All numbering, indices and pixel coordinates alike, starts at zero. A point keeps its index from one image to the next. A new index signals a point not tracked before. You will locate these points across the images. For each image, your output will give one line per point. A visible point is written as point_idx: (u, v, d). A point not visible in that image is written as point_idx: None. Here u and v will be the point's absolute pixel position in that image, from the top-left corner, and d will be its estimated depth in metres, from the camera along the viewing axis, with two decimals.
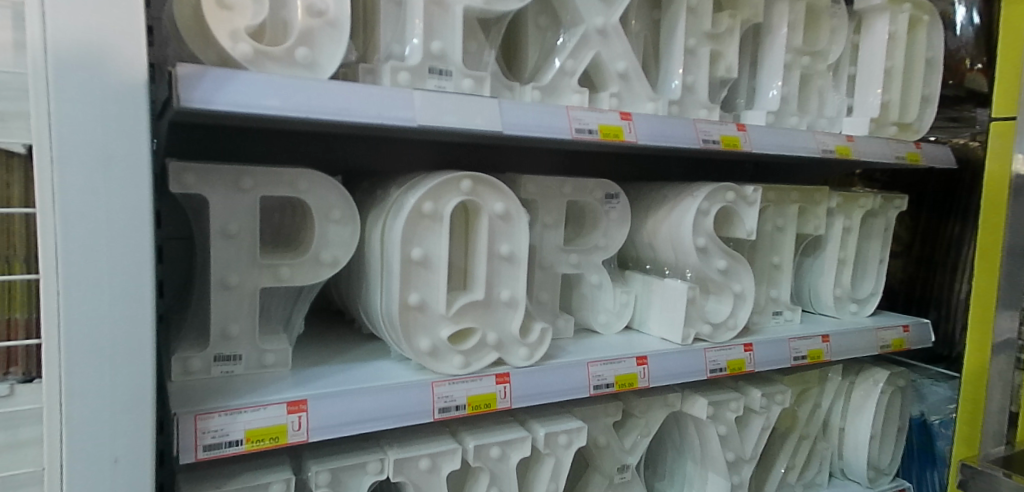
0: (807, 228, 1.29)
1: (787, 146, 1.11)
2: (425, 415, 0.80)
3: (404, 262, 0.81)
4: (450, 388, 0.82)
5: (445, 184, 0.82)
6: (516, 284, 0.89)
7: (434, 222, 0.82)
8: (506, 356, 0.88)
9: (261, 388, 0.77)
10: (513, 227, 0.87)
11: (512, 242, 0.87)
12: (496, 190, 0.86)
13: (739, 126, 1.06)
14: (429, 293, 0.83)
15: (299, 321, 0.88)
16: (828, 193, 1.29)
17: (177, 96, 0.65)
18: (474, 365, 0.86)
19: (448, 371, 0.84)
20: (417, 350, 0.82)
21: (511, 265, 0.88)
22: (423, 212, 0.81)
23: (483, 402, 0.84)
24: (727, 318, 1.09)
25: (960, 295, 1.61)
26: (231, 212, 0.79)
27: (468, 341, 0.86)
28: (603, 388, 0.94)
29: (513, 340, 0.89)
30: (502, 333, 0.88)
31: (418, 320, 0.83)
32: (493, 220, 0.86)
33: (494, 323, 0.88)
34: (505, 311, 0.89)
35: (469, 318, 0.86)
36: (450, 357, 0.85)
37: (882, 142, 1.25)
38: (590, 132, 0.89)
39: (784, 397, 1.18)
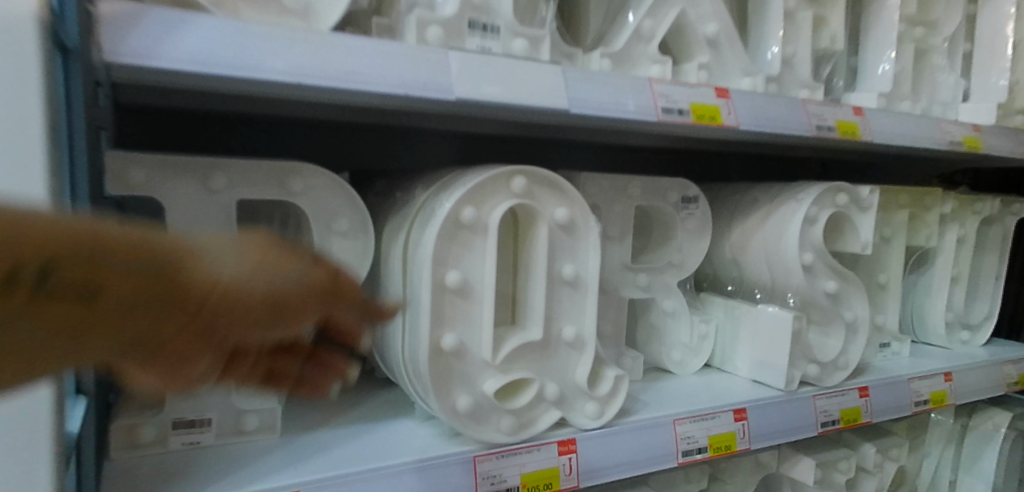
0: (916, 240, 1.05)
1: (909, 136, 0.88)
2: None
3: (435, 291, 0.58)
4: (498, 464, 0.60)
5: (491, 183, 0.60)
6: (583, 318, 0.66)
7: (476, 236, 0.60)
8: (569, 416, 0.65)
9: (235, 471, 0.54)
10: (579, 242, 0.65)
11: (577, 263, 0.65)
12: (558, 192, 0.63)
13: (856, 110, 0.83)
14: (470, 332, 0.61)
15: (292, 369, 0.64)
16: (941, 196, 1.05)
17: (101, 47, 0.43)
18: (530, 428, 0.63)
19: (498, 438, 0.61)
20: (454, 412, 0.59)
21: (576, 291, 0.66)
22: (462, 222, 0.58)
23: (543, 483, 0.61)
24: (837, 356, 0.86)
25: None
26: (196, 221, 0.56)
27: (522, 397, 0.63)
28: (694, 454, 0.71)
29: (579, 392, 0.66)
30: (563, 383, 0.66)
31: (453, 369, 0.60)
32: (553, 231, 0.63)
33: (552, 370, 0.65)
34: (568, 353, 0.66)
35: (521, 365, 0.63)
36: (500, 418, 0.62)
37: (1010, 133, 1.02)
38: (681, 114, 0.67)
39: (900, 451, 0.94)
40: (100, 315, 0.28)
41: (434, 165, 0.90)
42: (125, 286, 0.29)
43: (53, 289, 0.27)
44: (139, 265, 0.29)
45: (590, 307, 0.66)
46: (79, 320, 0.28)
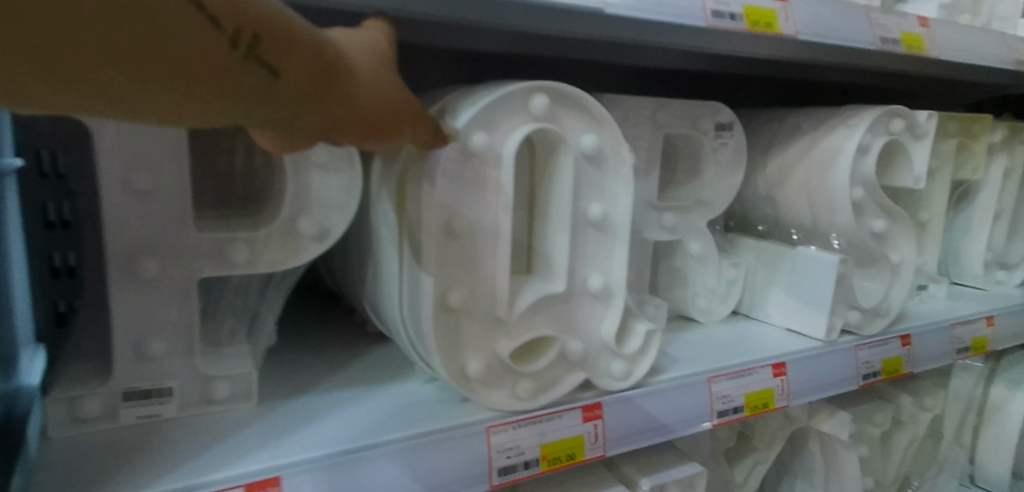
0: (963, 173, 0.95)
1: (976, 53, 0.76)
2: (480, 482, 0.49)
3: (439, 235, 0.48)
4: (515, 436, 0.51)
5: (504, 103, 0.49)
6: (612, 265, 0.56)
7: (488, 168, 0.49)
8: (598, 378, 0.56)
9: (201, 449, 0.44)
10: (608, 176, 0.55)
11: (605, 201, 0.55)
12: (584, 117, 0.53)
13: (922, 21, 0.71)
14: (482, 283, 0.51)
15: (270, 325, 0.54)
16: (992, 124, 0.95)
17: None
18: (554, 394, 0.54)
19: (516, 406, 0.52)
20: (463, 375, 0.51)
21: (605, 235, 0.56)
22: (470, 151, 0.48)
23: (565, 453, 0.53)
24: (881, 303, 0.77)
25: None
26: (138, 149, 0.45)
27: (542, 357, 0.54)
28: (730, 415, 0.63)
29: (607, 351, 0.57)
30: (591, 343, 0.56)
31: (462, 327, 0.51)
32: (579, 163, 0.53)
33: (577, 326, 0.56)
34: (598, 307, 0.57)
35: (540, 320, 0.54)
36: (516, 381, 0.53)
37: None
38: (733, 19, 0.55)
39: (935, 401, 0.88)
40: (264, 92, 0.29)
41: (427, 87, 0.78)
42: (289, 70, 0.29)
43: (238, 48, 0.27)
44: (307, 53, 0.30)
45: (621, 252, 0.56)
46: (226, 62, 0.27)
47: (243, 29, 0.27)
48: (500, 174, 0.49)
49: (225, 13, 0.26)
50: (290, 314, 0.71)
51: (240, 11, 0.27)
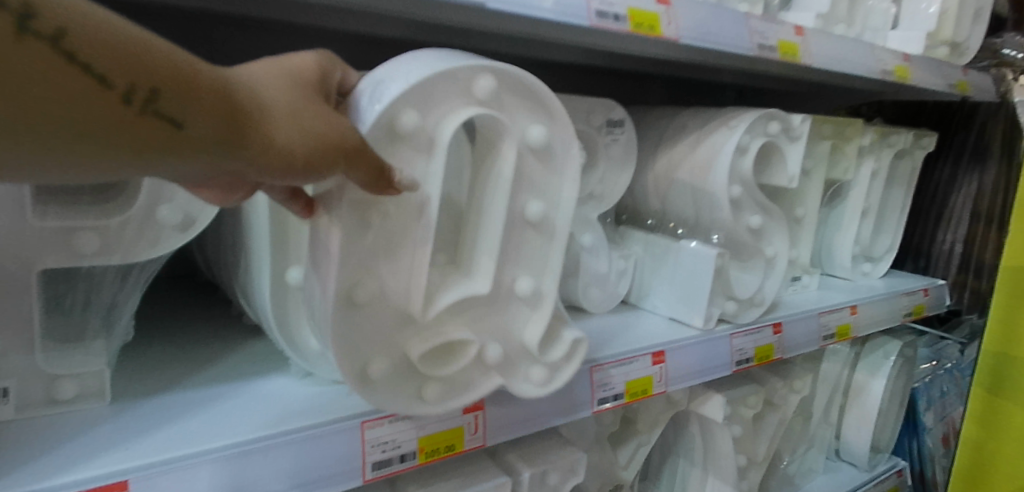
0: (835, 173, 1.03)
1: (845, 61, 0.82)
2: (352, 477, 0.48)
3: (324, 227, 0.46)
4: (391, 429, 0.51)
5: (450, 77, 0.47)
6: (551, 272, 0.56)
7: (413, 149, 0.47)
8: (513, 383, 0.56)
9: (44, 453, 0.41)
10: (548, 170, 0.54)
11: (539, 199, 0.54)
12: (534, 111, 0.52)
13: (798, 30, 0.76)
14: (393, 283, 0.49)
15: (127, 318, 0.51)
16: (861, 128, 1.02)
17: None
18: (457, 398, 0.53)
19: (415, 410, 0.51)
20: (364, 376, 0.49)
21: (528, 231, 0.55)
22: (401, 131, 0.45)
23: (443, 445, 0.54)
24: (755, 293, 0.82)
25: (945, 246, 1.43)
26: None
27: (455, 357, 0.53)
28: (610, 402, 0.66)
29: (528, 355, 0.56)
30: (509, 345, 0.56)
31: (372, 323, 0.49)
32: (520, 152, 0.52)
33: (500, 329, 0.55)
34: (512, 306, 0.55)
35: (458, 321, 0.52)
36: (422, 384, 0.52)
37: (934, 64, 1.01)
38: (617, 20, 0.56)
39: (804, 383, 0.95)
40: (169, 144, 0.29)
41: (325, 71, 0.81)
42: (194, 118, 0.29)
43: (135, 102, 0.27)
44: (212, 99, 0.29)
45: (542, 250, 0.55)
46: (125, 119, 0.27)
47: (139, 83, 0.27)
48: (425, 160, 0.47)
49: (114, 69, 0.26)
50: (164, 307, 0.68)
51: (130, 65, 0.27)
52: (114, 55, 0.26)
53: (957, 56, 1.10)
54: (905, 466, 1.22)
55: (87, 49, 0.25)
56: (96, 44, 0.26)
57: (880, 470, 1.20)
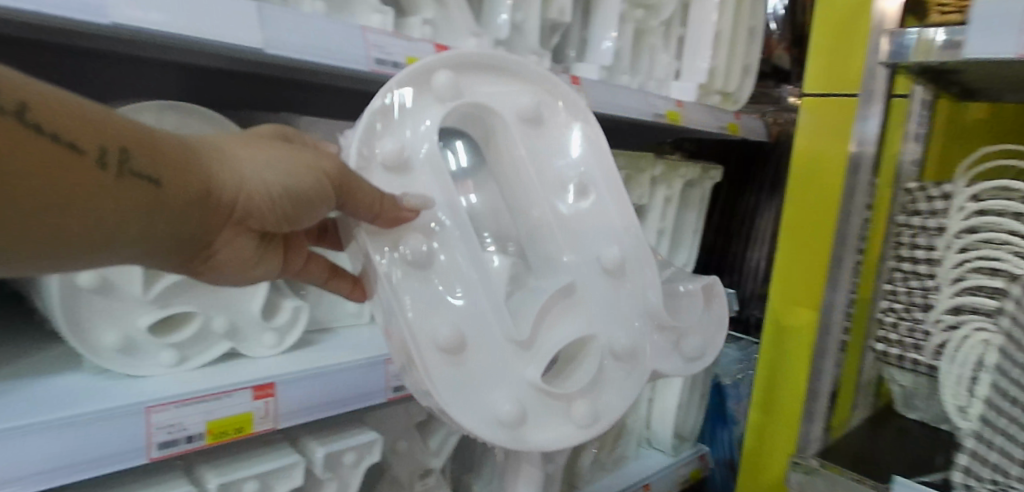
0: (632, 197, 1.21)
1: (619, 106, 0.99)
2: (136, 456, 0.55)
3: (400, 262, 0.48)
4: (177, 413, 0.58)
5: (409, 86, 0.53)
6: (616, 234, 0.59)
7: (415, 166, 0.52)
8: (661, 365, 0.58)
9: None
10: (545, 125, 0.60)
11: (566, 164, 0.60)
12: (501, 71, 0.59)
13: (573, 80, 0.92)
14: (485, 298, 0.49)
15: None
16: (653, 161, 1.21)
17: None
18: (610, 411, 0.53)
19: (577, 436, 0.50)
20: (499, 422, 0.47)
21: (577, 207, 0.60)
22: (386, 161, 0.50)
23: (231, 428, 0.61)
24: None
25: (755, 262, 1.65)
26: None
27: (582, 365, 0.53)
28: (405, 390, 0.75)
29: (655, 323, 0.59)
30: (636, 331, 0.57)
31: (481, 363, 0.48)
32: (520, 126, 0.58)
33: (618, 322, 0.56)
34: (606, 293, 0.56)
35: (560, 331, 0.52)
36: (568, 404, 0.51)
37: (707, 110, 1.22)
38: (396, 66, 0.69)
39: None
40: (155, 193, 0.37)
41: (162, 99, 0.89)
42: (168, 172, 0.38)
43: (115, 163, 0.35)
44: (176, 155, 0.39)
45: (596, 220, 0.59)
46: (118, 180, 0.36)
47: (111, 149, 0.35)
48: (428, 165, 0.52)
49: (91, 140, 0.34)
50: None
51: (104, 135, 0.35)
52: (94, 131, 0.35)
53: (731, 104, 1.33)
54: (706, 450, 1.42)
55: (55, 123, 0.33)
56: (80, 127, 0.34)
57: (684, 454, 1.39)
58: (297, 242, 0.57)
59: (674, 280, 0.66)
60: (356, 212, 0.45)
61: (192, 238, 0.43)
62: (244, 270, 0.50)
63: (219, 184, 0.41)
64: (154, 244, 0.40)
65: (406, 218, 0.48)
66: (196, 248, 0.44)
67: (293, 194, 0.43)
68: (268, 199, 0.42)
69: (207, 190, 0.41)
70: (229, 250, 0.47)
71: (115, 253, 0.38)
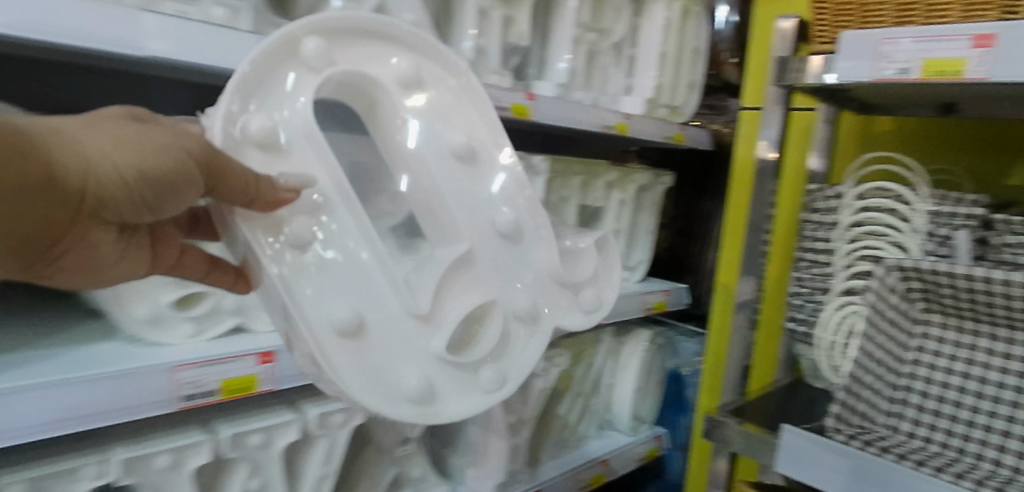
0: (589, 200, 1.36)
1: (571, 120, 1.14)
2: (164, 405, 0.68)
3: (288, 248, 0.51)
4: (197, 372, 0.70)
5: (279, 56, 0.56)
6: (503, 198, 0.66)
7: (293, 142, 0.54)
8: (561, 322, 0.64)
9: None
10: (426, 89, 0.66)
11: (450, 131, 0.65)
12: (376, 36, 0.64)
13: (528, 96, 1.06)
14: (369, 261, 0.54)
15: None
16: (607, 167, 1.36)
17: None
18: (517, 371, 0.60)
19: (483, 399, 0.57)
20: (406, 397, 0.53)
21: (471, 169, 0.66)
22: (258, 140, 0.52)
23: (241, 386, 0.73)
24: None
25: (710, 261, 1.70)
26: None
27: (485, 334, 0.60)
28: None
29: (557, 284, 0.66)
30: (535, 296, 0.64)
31: (379, 351, 0.53)
32: (393, 93, 0.63)
33: (518, 286, 0.63)
34: (506, 261, 0.64)
35: (455, 305, 0.58)
36: (474, 372, 0.58)
37: (655, 121, 1.37)
38: None
39: (561, 359, 1.25)
40: None
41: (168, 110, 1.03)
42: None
43: None
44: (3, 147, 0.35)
45: (481, 185, 0.66)
46: None
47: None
48: (306, 142, 0.55)
49: None
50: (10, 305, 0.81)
51: None
52: None
53: (679, 116, 1.50)
54: (661, 431, 1.57)
55: None
56: None
57: (642, 434, 1.55)
58: (165, 236, 0.53)
59: (574, 236, 0.74)
60: (229, 194, 0.45)
61: (33, 240, 0.40)
62: (101, 272, 0.47)
63: (64, 173, 0.38)
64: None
65: (285, 199, 0.49)
66: (40, 251, 0.41)
67: (151, 177, 0.40)
68: (120, 184, 0.40)
69: (50, 181, 0.37)
70: (81, 251, 0.43)
71: None
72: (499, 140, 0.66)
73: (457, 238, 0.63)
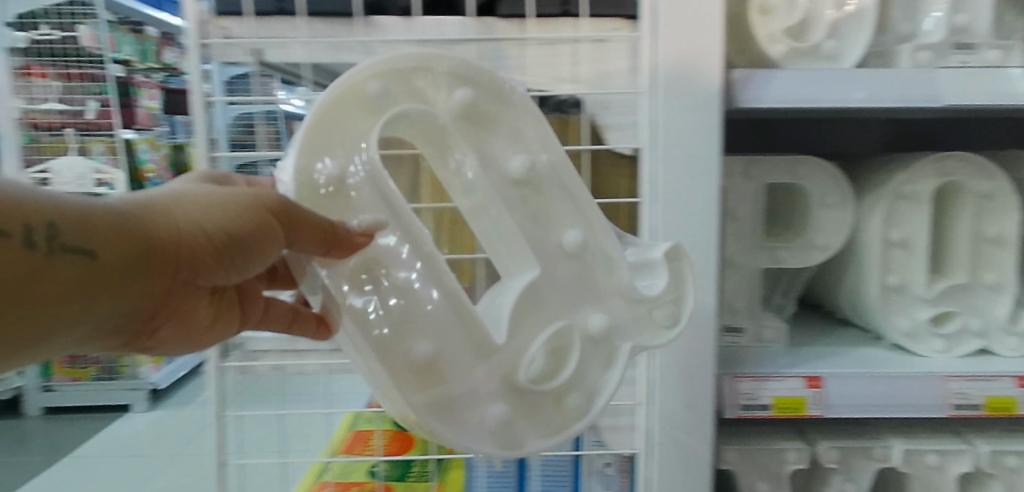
0: None
1: None
2: (938, 409, 0.73)
3: (372, 289, 0.48)
4: (966, 385, 0.73)
5: (341, 105, 0.51)
6: (584, 217, 0.57)
7: (355, 190, 0.49)
8: (641, 341, 0.56)
9: (770, 360, 0.78)
10: (496, 118, 0.56)
11: (514, 150, 0.56)
12: (437, 66, 0.54)
13: None
14: (433, 300, 0.49)
15: (792, 304, 0.87)
16: None
17: (738, 97, 0.72)
18: (603, 394, 0.55)
19: (574, 428, 0.53)
20: (490, 428, 0.50)
21: (530, 190, 0.56)
22: (329, 184, 0.49)
23: (1002, 407, 0.73)
24: None
25: None
26: (739, 195, 0.81)
27: (566, 364, 0.54)
28: None
29: (621, 295, 0.56)
30: (609, 311, 0.56)
31: (443, 389, 0.49)
32: (456, 119, 0.55)
33: (589, 306, 0.56)
34: (569, 284, 0.56)
35: (529, 335, 0.53)
36: (558, 398, 0.53)
37: None
38: None
39: None
40: (87, 268, 0.41)
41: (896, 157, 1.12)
42: (102, 246, 0.41)
43: (37, 244, 0.39)
44: (107, 227, 0.42)
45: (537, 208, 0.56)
46: (70, 260, 0.40)
47: (40, 227, 0.39)
48: (367, 181, 0.48)
49: (17, 221, 0.38)
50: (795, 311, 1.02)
51: (31, 217, 0.39)
52: (36, 217, 0.39)
53: None
54: None
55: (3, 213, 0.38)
56: (45, 219, 0.39)
57: None
58: (252, 294, 0.61)
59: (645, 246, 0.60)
60: (305, 244, 0.45)
61: (139, 308, 0.47)
62: (199, 335, 0.55)
63: (158, 241, 0.44)
64: (104, 310, 0.44)
65: (361, 243, 0.46)
66: (147, 313, 0.48)
67: (235, 236, 0.44)
68: (205, 242, 0.44)
69: (148, 247, 0.43)
70: (182, 312, 0.51)
71: (51, 330, 0.41)
72: (563, 175, 0.57)
73: (523, 263, 0.56)
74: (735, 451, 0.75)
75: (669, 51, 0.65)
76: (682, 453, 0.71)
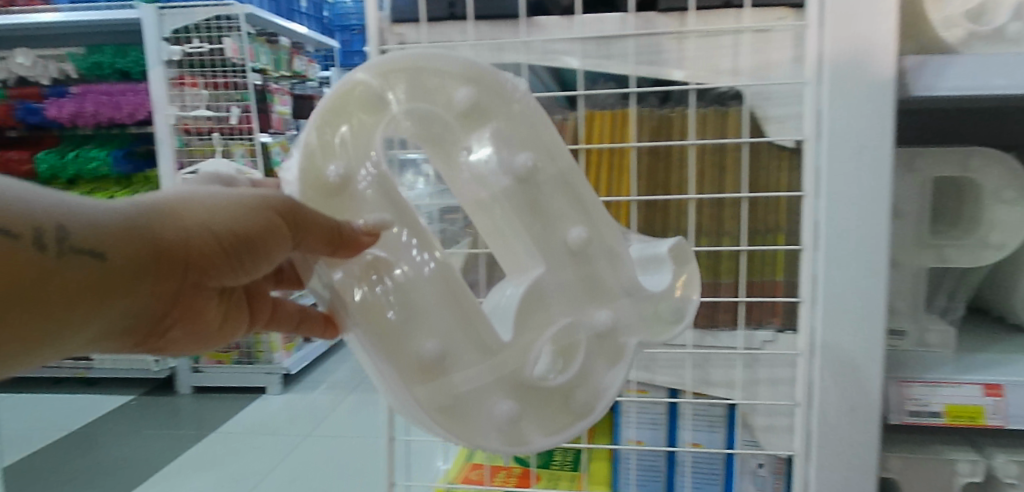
0: None
1: None
2: None
3: (380, 287, 0.45)
4: None
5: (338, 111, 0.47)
6: (585, 211, 0.50)
7: (360, 195, 0.46)
8: (651, 341, 0.51)
9: (940, 366, 0.73)
10: (496, 118, 0.49)
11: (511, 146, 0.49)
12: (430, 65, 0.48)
13: None
14: (431, 293, 0.46)
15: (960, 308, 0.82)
16: None
17: (912, 87, 0.68)
18: (610, 392, 0.49)
19: (586, 424, 0.48)
20: (498, 428, 0.46)
21: (533, 193, 0.49)
22: (321, 187, 0.46)
23: None
24: None
25: None
26: (903, 191, 0.76)
27: (574, 362, 0.49)
28: None
29: (631, 296, 0.51)
30: (621, 312, 0.50)
31: (446, 383, 0.46)
32: (453, 119, 0.49)
33: (595, 307, 0.50)
34: (574, 287, 0.50)
35: (536, 332, 0.48)
36: (569, 395, 0.48)
37: None
38: None
39: None
40: (95, 273, 0.35)
41: None
42: (112, 249, 0.36)
43: (41, 247, 0.33)
44: (116, 229, 0.36)
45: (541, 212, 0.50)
46: (80, 264, 0.34)
47: (48, 230, 0.34)
48: (373, 182, 0.46)
49: (18, 222, 0.33)
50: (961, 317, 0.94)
51: (35, 219, 0.34)
52: (32, 217, 0.34)
53: None
54: None
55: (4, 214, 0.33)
56: (49, 222, 0.34)
57: None
58: (261, 298, 0.54)
59: (644, 244, 0.56)
60: (309, 242, 0.41)
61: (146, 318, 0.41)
62: (214, 340, 0.48)
63: (166, 244, 0.38)
64: (108, 322, 0.38)
65: (365, 243, 0.44)
66: (150, 326, 0.41)
67: (245, 236, 0.39)
68: (215, 244, 0.39)
69: (156, 250, 0.38)
70: (194, 324, 0.45)
71: (56, 343, 0.36)
72: (571, 179, 0.50)
73: (528, 263, 0.51)
74: (897, 459, 0.72)
75: (837, 39, 0.63)
76: (845, 460, 0.67)
